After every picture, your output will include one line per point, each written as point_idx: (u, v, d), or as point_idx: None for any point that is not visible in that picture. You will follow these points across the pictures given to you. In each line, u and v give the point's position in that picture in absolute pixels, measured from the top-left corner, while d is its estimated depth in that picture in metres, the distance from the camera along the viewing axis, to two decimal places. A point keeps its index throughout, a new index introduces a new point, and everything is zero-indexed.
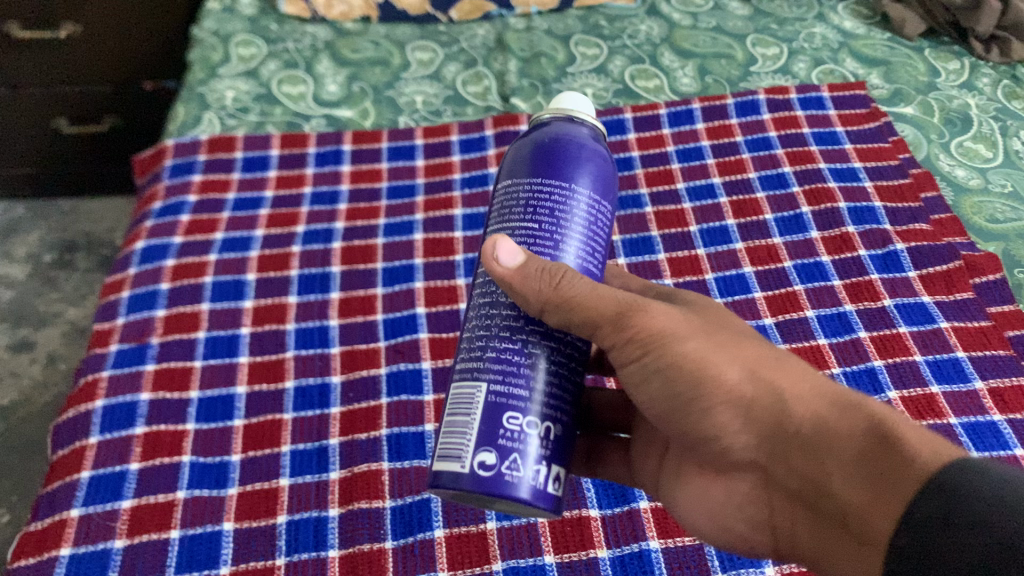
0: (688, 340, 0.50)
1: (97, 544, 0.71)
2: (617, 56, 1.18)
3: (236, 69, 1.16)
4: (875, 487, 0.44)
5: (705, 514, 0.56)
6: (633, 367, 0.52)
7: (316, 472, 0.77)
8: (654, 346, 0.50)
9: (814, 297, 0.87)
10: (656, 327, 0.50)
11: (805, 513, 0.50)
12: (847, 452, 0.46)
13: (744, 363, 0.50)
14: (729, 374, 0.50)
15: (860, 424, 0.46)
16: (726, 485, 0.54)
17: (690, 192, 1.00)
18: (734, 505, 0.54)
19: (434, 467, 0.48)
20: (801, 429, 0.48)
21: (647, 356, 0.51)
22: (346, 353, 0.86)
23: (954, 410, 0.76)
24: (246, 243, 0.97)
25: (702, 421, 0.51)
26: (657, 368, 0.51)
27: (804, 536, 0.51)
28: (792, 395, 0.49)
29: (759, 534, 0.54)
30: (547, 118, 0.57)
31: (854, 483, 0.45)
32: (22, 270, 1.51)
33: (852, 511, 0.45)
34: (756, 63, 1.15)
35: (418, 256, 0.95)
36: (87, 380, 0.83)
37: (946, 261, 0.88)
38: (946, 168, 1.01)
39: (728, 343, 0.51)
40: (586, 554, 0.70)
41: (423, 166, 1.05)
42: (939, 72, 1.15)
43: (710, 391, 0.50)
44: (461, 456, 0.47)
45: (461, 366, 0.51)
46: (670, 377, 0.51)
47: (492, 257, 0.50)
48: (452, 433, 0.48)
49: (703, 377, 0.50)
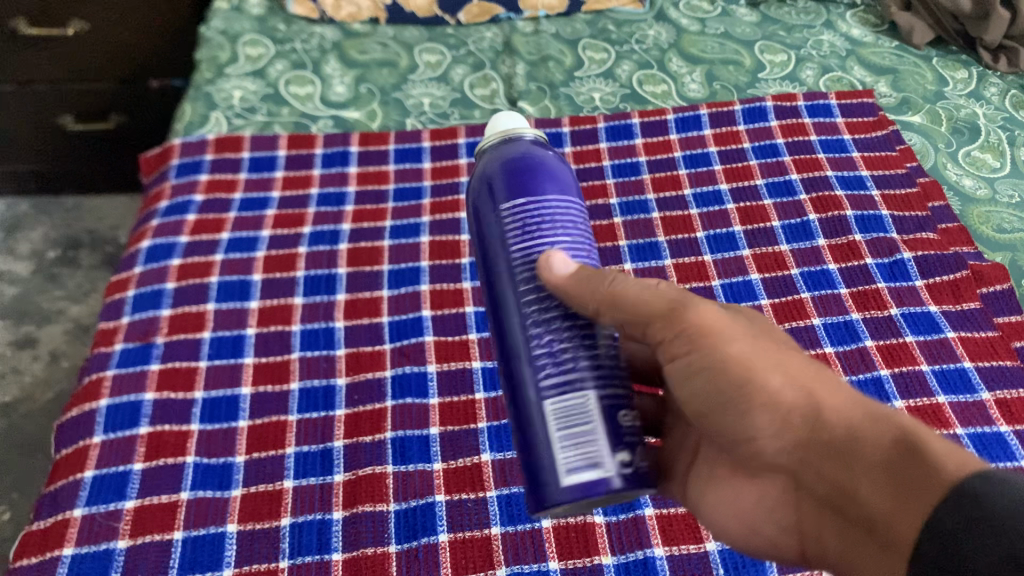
0: (736, 342, 0.51)
1: (100, 545, 0.71)
2: (625, 61, 1.18)
3: (244, 69, 1.16)
4: (901, 493, 0.43)
5: (734, 515, 0.56)
6: (679, 363, 0.52)
7: (321, 474, 0.77)
8: (702, 344, 0.51)
9: (820, 305, 0.87)
10: (703, 324, 0.51)
11: (831, 519, 0.49)
12: (875, 460, 0.46)
13: (787, 371, 0.50)
14: (772, 381, 0.50)
15: (889, 435, 0.46)
16: (757, 488, 0.54)
17: (698, 198, 0.99)
18: (766, 509, 0.54)
19: (570, 482, 0.48)
20: (833, 436, 0.48)
21: (694, 353, 0.51)
22: (352, 355, 0.86)
23: (961, 420, 0.76)
24: (252, 243, 0.97)
25: (740, 421, 0.51)
26: (704, 364, 0.51)
27: (830, 543, 0.50)
28: (828, 405, 0.49)
29: (787, 539, 0.54)
30: (490, 145, 0.59)
31: (880, 490, 0.45)
32: (27, 267, 1.51)
33: (878, 518, 0.45)
34: (763, 70, 1.15)
35: (425, 258, 0.95)
36: (91, 379, 0.83)
37: (953, 270, 0.88)
38: (954, 177, 1.01)
39: (777, 353, 0.51)
40: (590, 561, 0.70)
41: (430, 168, 1.05)
42: (947, 81, 1.14)
43: (753, 392, 0.50)
44: (603, 463, 0.48)
45: (547, 382, 0.50)
46: (715, 375, 0.51)
47: (553, 275, 0.52)
48: (581, 443, 0.48)
49: (748, 377, 0.50)
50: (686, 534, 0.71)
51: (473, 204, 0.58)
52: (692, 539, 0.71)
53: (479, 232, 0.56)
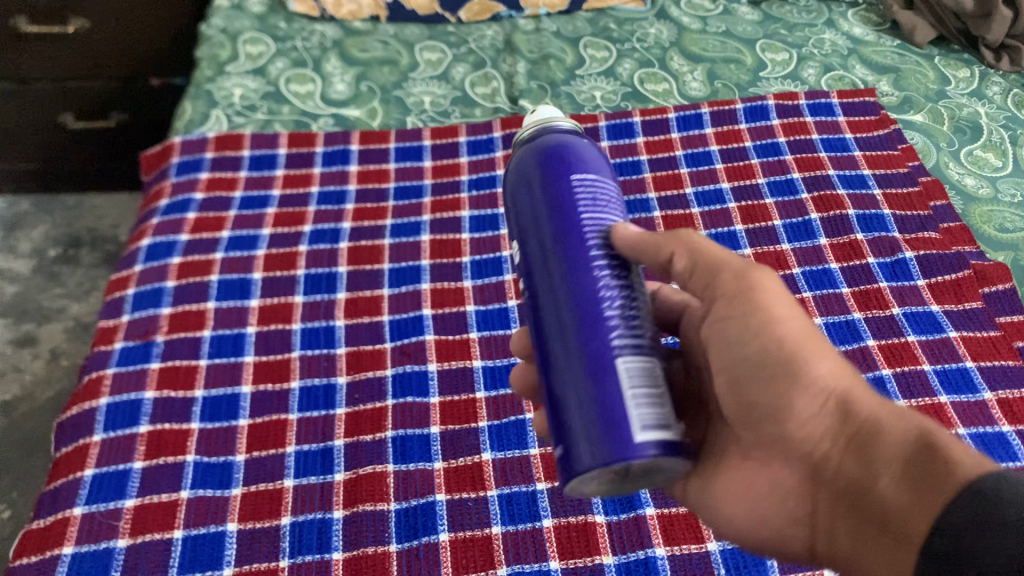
0: (791, 320, 0.52)
1: (100, 544, 0.71)
2: (626, 59, 1.18)
3: (244, 67, 1.16)
4: (917, 485, 0.44)
5: (744, 503, 0.55)
6: (729, 322, 0.54)
7: (321, 473, 0.76)
8: (760, 312, 0.52)
9: (822, 304, 0.87)
10: (764, 290, 0.53)
11: (844, 512, 0.49)
12: (896, 452, 0.46)
13: (833, 362, 0.52)
14: (820, 366, 0.51)
15: (913, 431, 0.47)
16: (771, 475, 0.54)
17: (699, 197, 0.99)
18: (778, 496, 0.54)
19: (648, 438, 0.45)
20: (861, 428, 0.49)
21: (752, 317, 0.53)
22: (353, 354, 0.86)
23: (963, 420, 0.76)
24: (253, 241, 0.96)
25: (776, 399, 0.52)
26: (756, 332, 0.52)
27: (840, 536, 0.50)
28: (859, 399, 0.50)
29: (795, 532, 0.53)
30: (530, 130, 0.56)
31: (901, 483, 0.45)
32: (27, 265, 1.51)
33: (892, 509, 0.45)
34: (765, 69, 1.15)
35: (426, 257, 0.95)
36: (91, 377, 0.83)
37: (955, 269, 0.88)
38: (956, 176, 1.01)
39: (825, 344, 0.52)
40: (592, 561, 0.70)
41: (431, 167, 1.05)
42: (949, 80, 1.14)
43: (798, 372, 0.51)
44: (670, 427, 0.46)
45: (619, 341, 0.48)
46: (767, 346, 0.52)
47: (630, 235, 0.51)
48: (651, 403, 0.46)
49: (798, 357, 0.51)
50: (688, 533, 0.71)
51: (524, 181, 0.54)
52: (693, 539, 0.70)
53: (537, 199, 0.52)
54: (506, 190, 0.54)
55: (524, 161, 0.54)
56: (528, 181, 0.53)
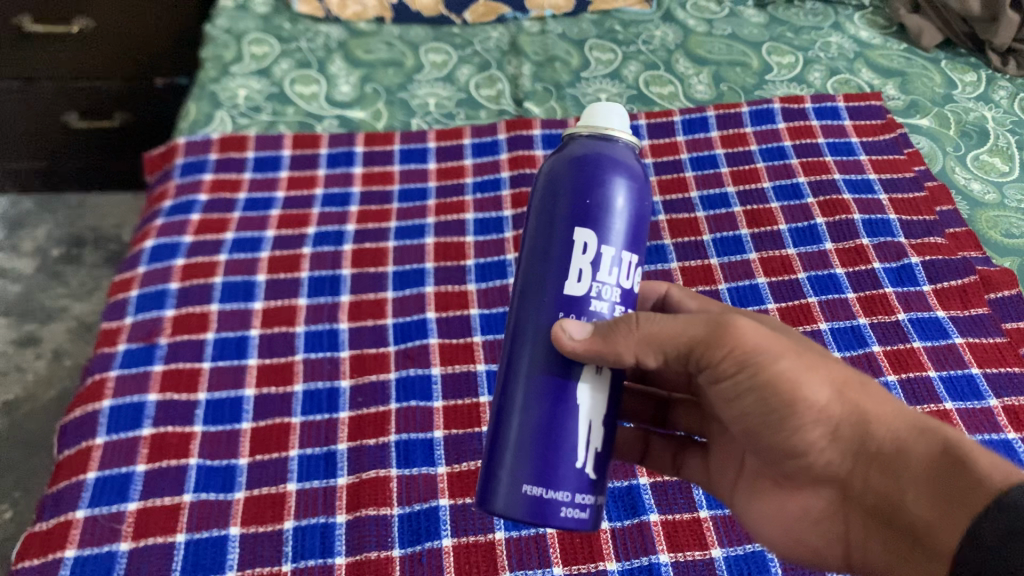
0: (783, 357, 0.50)
1: (103, 547, 0.70)
2: (632, 61, 1.17)
3: (248, 67, 1.16)
4: (946, 502, 0.45)
5: (780, 527, 0.57)
6: (726, 383, 0.51)
7: (324, 477, 0.76)
8: (749, 364, 0.50)
9: (828, 309, 0.86)
10: (746, 343, 0.49)
11: (880, 528, 0.51)
12: (923, 470, 0.47)
13: (834, 383, 0.50)
14: (819, 395, 0.50)
15: (935, 448, 0.47)
16: (802, 500, 0.55)
17: (704, 201, 0.99)
18: (812, 520, 0.55)
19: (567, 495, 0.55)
20: (882, 446, 0.49)
21: (742, 373, 0.50)
22: (356, 357, 0.85)
23: (968, 427, 0.76)
24: (256, 244, 0.96)
25: (791, 437, 0.52)
26: (751, 385, 0.50)
27: (878, 551, 0.52)
28: (875, 416, 0.50)
29: (832, 549, 0.55)
30: (584, 134, 0.52)
31: (927, 499, 0.47)
32: (30, 264, 1.51)
33: (925, 527, 0.47)
34: (771, 72, 1.15)
35: (429, 260, 0.95)
36: (94, 379, 0.83)
37: (961, 275, 0.88)
38: (962, 181, 1.00)
39: (819, 361, 0.51)
40: (596, 566, 0.69)
41: (435, 169, 1.05)
42: (956, 84, 1.14)
43: (803, 409, 0.50)
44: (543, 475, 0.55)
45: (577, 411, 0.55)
46: (765, 395, 0.50)
47: (653, 330, 0.49)
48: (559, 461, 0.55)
49: (796, 397, 0.50)
50: (692, 539, 0.71)
51: (611, 211, 0.50)
52: (697, 545, 0.70)
53: (625, 237, 0.51)
54: (596, 218, 0.50)
55: (627, 185, 0.51)
56: (637, 212, 0.51)
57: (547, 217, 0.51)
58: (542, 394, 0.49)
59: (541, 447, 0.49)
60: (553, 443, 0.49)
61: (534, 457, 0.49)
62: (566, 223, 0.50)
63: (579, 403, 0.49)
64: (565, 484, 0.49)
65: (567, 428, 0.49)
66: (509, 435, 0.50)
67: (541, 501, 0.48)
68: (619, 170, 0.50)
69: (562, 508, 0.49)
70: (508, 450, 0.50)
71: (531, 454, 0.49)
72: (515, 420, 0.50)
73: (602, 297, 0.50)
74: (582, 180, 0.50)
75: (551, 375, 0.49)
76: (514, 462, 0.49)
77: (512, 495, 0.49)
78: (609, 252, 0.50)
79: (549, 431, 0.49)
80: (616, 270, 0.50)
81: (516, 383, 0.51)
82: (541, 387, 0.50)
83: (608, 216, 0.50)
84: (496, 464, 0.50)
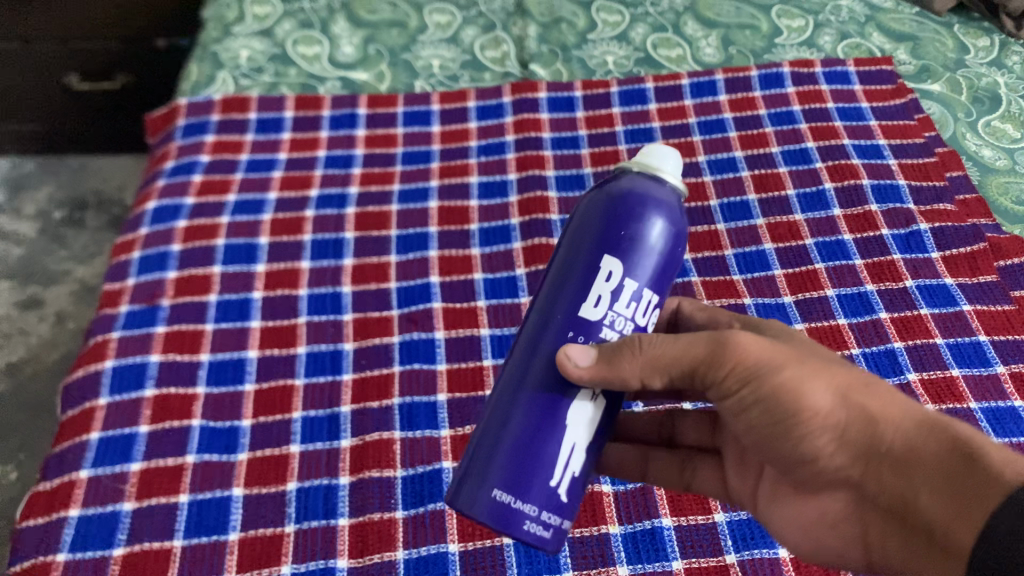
0: (784, 367, 0.49)
1: (106, 506, 0.71)
2: (640, 23, 1.15)
3: (251, 28, 1.14)
4: (960, 503, 0.44)
5: (797, 530, 0.56)
6: (731, 399, 0.50)
7: (328, 439, 0.76)
8: (752, 378, 0.49)
9: (835, 276, 0.85)
10: (748, 358, 0.49)
11: (896, 528, 0.50)
12: (934, 470, 0.46)
13: (835, 388, 0.49)
14: (823, 403, 0.49)
15: (946, 447, 0.46)
16: (819, 504, 0.54)
17: (712, 165, 0.98)
18: (829, 523, 0.54)
19: None
20: (891, 448, 0.48)
21: (746, 388, 0.49)
22: (359, 321, 0.85)
23: (974, 395, 0.75)
24: (259, 206, 0.95)
25: (798, 446, 0.51)
26: (755, 399, 0.50)
27: (895, 551, 0.51)
28: (882, 417, 0.49)
29: (852, 550, 0.54)
30: (636, 170, 0.51)
31: (940, 499, 0.46)
32: (32, 227, 1.50)
33: (939, 527, 0.46)
34: (781, 35, 1.13)
35: (433, 224, 0.94)
36: (96, 341, 0.83)
37: (970, 242, 0.87)
38: (973, 147, 0.99)
39: (822, 367, 0.50)
40: (598, 529, 0.69)
41: (439, 132, 1.03)
42: (968, 49, 1.12)
43: (807, 420, 0.49)
44: None
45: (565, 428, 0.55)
46: (770, 406, 0.50)
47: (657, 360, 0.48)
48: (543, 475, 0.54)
49: (800, 406, 0.49)
50: (695, 504, 0.70)
51: (642, 247, 0.49)
52: (700, 510, 0.70)
53: (649, 275, 0.49)
54: (623, 251, 0.49)
55: (663, 228, 0.49)
56: (669, 255, 0.50)
57: (578, 242, 0.50)
58: (532, 409, 0.49)
59: (518, 455, 0.48)
60: (531, 455, 0.48)
61: (510, 465, 0.48)
62: (594, 248, 0.49)
63: (568, 424, 0.49)
64: (536, 500, 0.48)
65: (549, 447, 0.48)
66: (491, 441, 0.49)
67: (508, 510, 0.48)
68: (660, 212, 0.50)
69: (527, 522, 0.48)
70: (487, 455, 0.49)
71: (509, 463, 0.48)
72: (500, 428, 0.49)
73: (614, 327, 0.49)
74: (620, 212, 0.49)
75: (544, 393, 0.49)
76: (491, 468, 0.49)
77: (481, 499, 0.48)
78: (631, 285, 0.49)
79: (531, 444, 0.48)
80: (634, 303, 0.49)
81: (509, 394, 0.50)
82: (531, 402, 0.49)
83: (638, 253, 0.49)
84: (473, 465, 0.50)
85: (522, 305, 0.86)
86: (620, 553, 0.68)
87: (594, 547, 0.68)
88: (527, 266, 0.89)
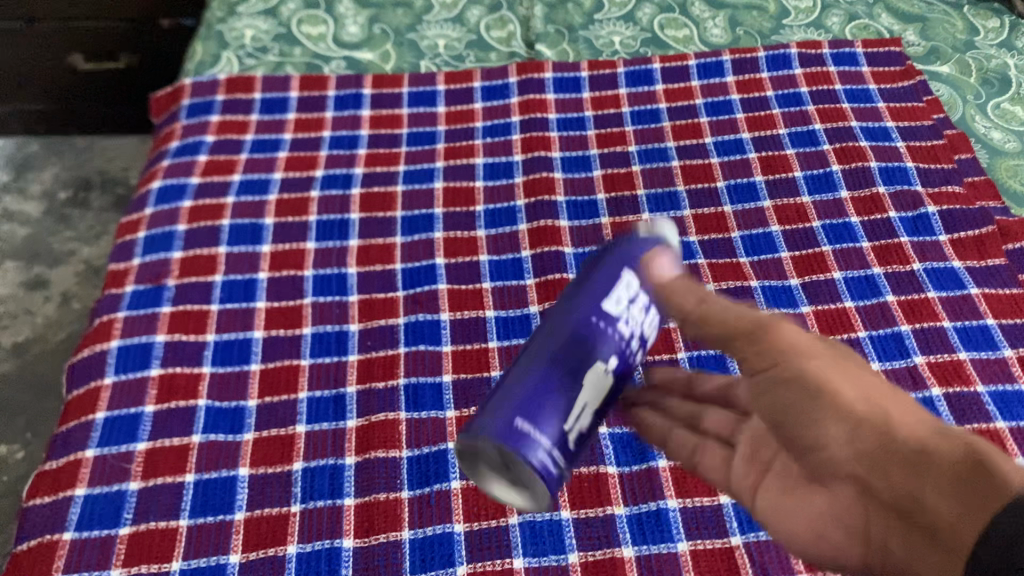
0: (814, 357, 0.49)
1: (113, 485, 0.71)
2: (646, 4, 1.14)
3: (255, 7, 1.13)
4: (966, 499, 0.41)
5: (798, 535, 0.51)
6: (761, 377, 0.51)
7: (333, 420, 0.76)
8: (783, 359, 0.49)
9: (842, 259, 0.85)
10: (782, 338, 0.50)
11: (897, 533, 0.46)
12: (942, 467, 0.43)
13: (861, 387, 0.48)
14: (845, 394, 0.48)
15: (958, 451, 0.43)
16: (823, 505, 0.50)
17: (719, 147, 0.97)
18: (830, 527, 0.49)
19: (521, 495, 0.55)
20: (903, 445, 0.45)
21: (775, 367, 0.50)
22: (365, 302, 0.85)
23: (982, 378, 0.75)
24: (264, 186, 0.95)
25: (810, 431, 0.48)
26: (781, 378, 0.49)
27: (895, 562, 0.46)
28: (898, 418, 0.46)
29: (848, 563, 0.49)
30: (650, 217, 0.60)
31: (947, 497, 0.42)
32: (37, 207, 1.50)
33: (940, 526, 0.42)
34: (788, 16, 1.12)
35: (438, 205, 0.93)
36: (102, 320, 0.83)
37: (978, 225, 0.86)
38: (982, 130, 0.98)
39: (851, 368, 0.49)
40: (603, 511, 0.70)
41: (445, 113, 1.03)
42: (978, 30, 1.11)
43: (826, 403, 0.48)
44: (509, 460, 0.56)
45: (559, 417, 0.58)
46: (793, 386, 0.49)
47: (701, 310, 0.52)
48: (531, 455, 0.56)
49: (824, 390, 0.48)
50: (700, 486, 0.70)
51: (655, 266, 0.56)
52: (705, 491, 0.70)
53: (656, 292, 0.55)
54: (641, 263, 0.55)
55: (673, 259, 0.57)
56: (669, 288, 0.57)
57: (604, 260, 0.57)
58: (558, 359, 0.52)
59: (539, 393, 0.51)
60: (550, 394, 0.51)
61: (532, 399, 0.50)
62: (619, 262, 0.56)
63: (586, 381, 0.52)
64: (549, 435, 0.50)
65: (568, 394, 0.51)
66: (516, 383, 0.51)
67: (522, 437, 0.49)
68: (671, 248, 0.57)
69: (538, 457, 0.49)
70: (510, 393, 0.51)
71: (529, 398, 0.50)
72: (525, 375, 0.52)
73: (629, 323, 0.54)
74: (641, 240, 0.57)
75: (569, 351, 0.52)
76: (513, 401, 0.50)
77: (498, 426, 0.49)
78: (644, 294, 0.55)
79: (552, 386, 0.51)
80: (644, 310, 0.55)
81: (536, 348, 0.53)
82: (557, 355, 0.52)
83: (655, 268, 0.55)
84: (493, 400, 0.51)
85: (528, 287, 0.86)
86: (625, 535, 0.68)
87: (598, 528, 0.68)
88: (533, 248, 0.89)
